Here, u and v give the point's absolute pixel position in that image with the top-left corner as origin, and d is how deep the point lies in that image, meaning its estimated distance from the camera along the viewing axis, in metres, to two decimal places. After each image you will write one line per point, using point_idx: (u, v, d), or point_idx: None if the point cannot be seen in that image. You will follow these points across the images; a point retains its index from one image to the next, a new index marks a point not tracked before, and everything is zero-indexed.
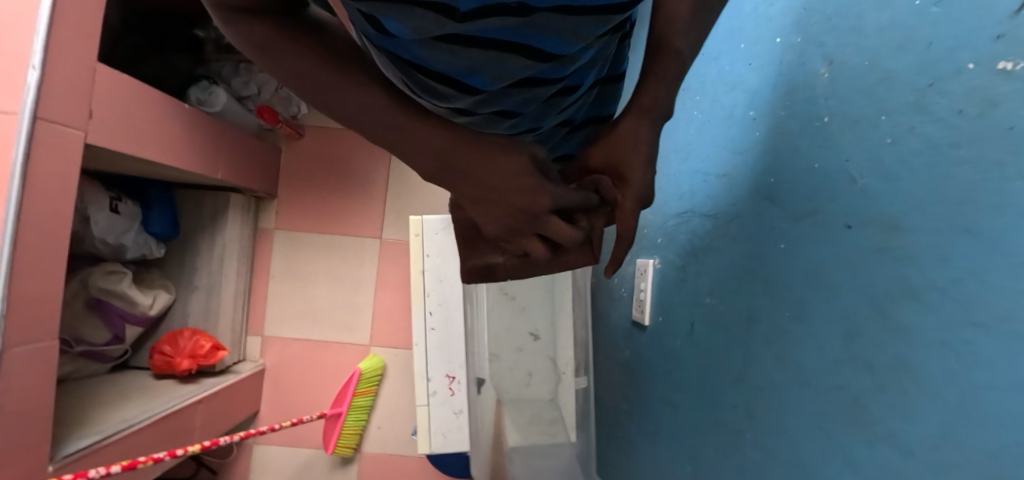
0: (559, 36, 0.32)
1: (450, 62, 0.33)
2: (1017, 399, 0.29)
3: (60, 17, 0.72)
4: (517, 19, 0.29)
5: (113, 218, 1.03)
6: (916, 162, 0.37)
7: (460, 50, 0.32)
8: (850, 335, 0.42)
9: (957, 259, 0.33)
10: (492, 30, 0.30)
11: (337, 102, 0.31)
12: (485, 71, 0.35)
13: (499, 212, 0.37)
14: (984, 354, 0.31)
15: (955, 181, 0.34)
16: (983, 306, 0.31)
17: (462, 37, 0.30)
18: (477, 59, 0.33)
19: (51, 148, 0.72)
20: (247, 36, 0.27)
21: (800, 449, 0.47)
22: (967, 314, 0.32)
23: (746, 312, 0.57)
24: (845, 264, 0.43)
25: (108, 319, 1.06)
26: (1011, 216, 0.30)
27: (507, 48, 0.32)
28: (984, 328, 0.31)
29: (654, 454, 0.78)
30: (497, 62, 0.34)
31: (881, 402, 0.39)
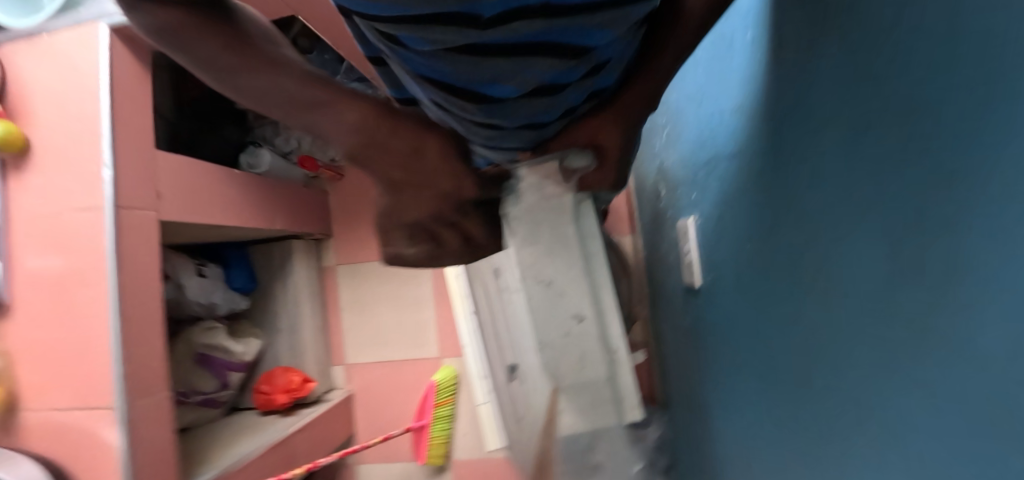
0: (586, 29, 0.33)
1: (475, 73, 0.35)
2: None
3: (117, 119, 0.84)
4: (538, 22, 0.31)
5: (201, 280, 1.18)
6: (917, 28, 0.31)
7: (483, 60, 0.33)
8: (893, 247, 0.36)
9: (976, 120, 0.27)
10: (514, 34, 0.31)
11: (250, 79, 0.45)
12: (509, 79, 0.35)
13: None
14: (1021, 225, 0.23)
15: (956, 28, 0.28)
16: (1010, 164, 0.24)
17: (486, 46, 0.32)
18: (500, 68, 0.34)
19: (133, 230, 0.84)
20: (162, 20, 0.41)
21: (868, 385, 0.41)
22: (996, 178, 0.25)
23: (788, 250, 0.52)
24: (872, 168, 0.38)
25: (213, 369, 1.19)
26: (1016, 43, 0.23)
27: (535, 53, 0.33)
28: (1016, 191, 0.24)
29: (731, 421, 0.73)
30: (521, 69, 0.34)
31: (937, 312, 0.32)
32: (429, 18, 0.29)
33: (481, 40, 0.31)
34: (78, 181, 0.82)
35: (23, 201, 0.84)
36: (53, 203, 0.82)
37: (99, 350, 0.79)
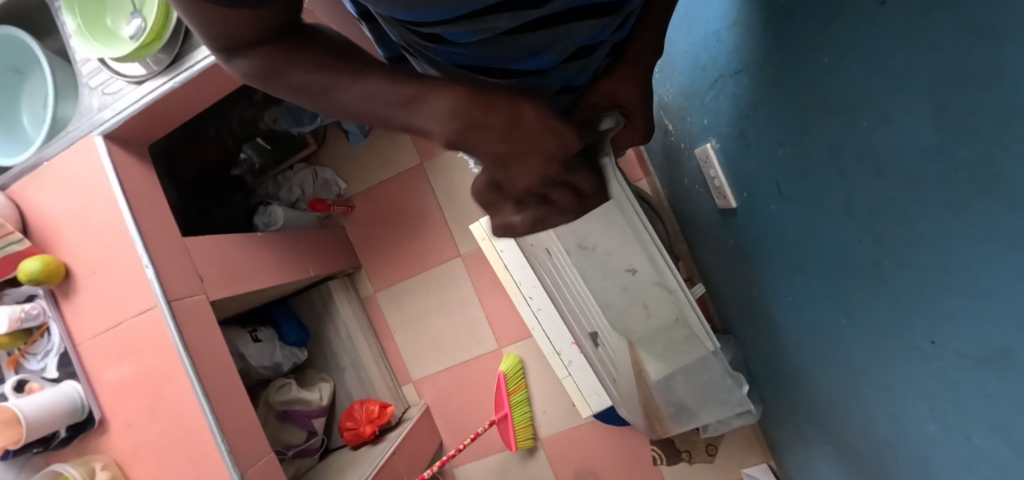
0: None
1: (516, 53, 0.37)
2: None
3: (140, 219, 0.86)
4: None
5: (259, 345, 1.22)
6: None
7: (525, 37, 0.35)
8: (939, 111, 0.37)
9: None
10: (557, 4, 0.33)
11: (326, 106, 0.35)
12: (549, 47, 0.37)
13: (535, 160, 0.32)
14: None
15: None
16: None
17: (529, 23, 0.34)
18: (541, 39, 0.36)
19: (190, 317, 0.87)
20: (251, 65, 0.29)
21: (941, 248, 0.42)
22: None
23: (825, 143, 0.52)
24: (898, 43, 0.38)
25: (297, 421, 1.24)
26: None
27: (572, 18, 0.35)
28: None
29: (803, 323, 0.75)
30: (559, 35, 0.36)
31: (1001, 161, 0.33)
32: (481, 10, 0.31)
33: (525, 19, 0.33)
34: (126, 287, 0.84)
35: (83, 321, 0.87)
36: (110, 316, 0.85)
37: (198, 436, 0.83)
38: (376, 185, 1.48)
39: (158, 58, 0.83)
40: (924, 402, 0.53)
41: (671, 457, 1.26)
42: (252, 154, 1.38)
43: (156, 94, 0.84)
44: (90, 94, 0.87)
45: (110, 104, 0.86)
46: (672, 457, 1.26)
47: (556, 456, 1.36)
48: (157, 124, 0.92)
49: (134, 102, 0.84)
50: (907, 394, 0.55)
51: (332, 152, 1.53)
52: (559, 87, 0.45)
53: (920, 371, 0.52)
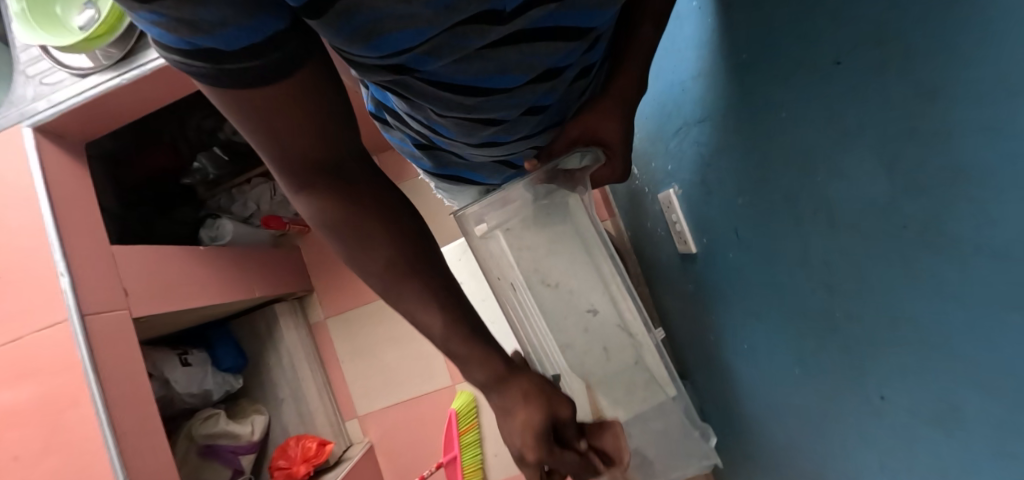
0: (587, 6, 0.36)
1: (482, 71, 0.37)
2: None
3: (62, 223, 0.78)
4: (551, 2, 0.32)
5: (188, 370, 1.12)
6: None
7: (491, 54, 0.35)
8: (890, 169, 0.38)
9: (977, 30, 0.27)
10: (528, 21, 0.33)
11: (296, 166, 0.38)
12: (516, 64, 0.38)
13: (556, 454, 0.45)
14: None
15: None
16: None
17: (499, 40, 0.34)
18: (509, 56, 0.36)
19: (106, 335, 0.78)
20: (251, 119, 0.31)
21: (892, 304, 0.42)
22: (998, 78, 0.27)
23: (782, 193, 0.53)
24: (852, 98, 0.39)
25: (221, 457, 1.13)
26: None
27: (539, 35, 0.35)
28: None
29: (758, 372, 0.74)
30: (526, 53, 0.37)
31: (949, 220, 0.34)
32: (448, 31, 0.30)
33: (495, 37, 0.33)
34: (33, 298, 0.75)
35: None
36: (11, 328, 0.75)
37: (98, 474, 0.72)
38: None
39: (108, 52, 0.78)
40: (875, 460, 0.52)
41: None
42: (207, 165, 1.28)
43: (100, 90, 0.79)
44: (26, 83, 0.81)
45: (46, 95, 0.79)
46: None
47: None
48: (98, 121, 0.86)
49: (75, 95, 0.78)
50: (861, 452, 0.55)
51: None
52: (527, 103, 0.46)
53: (872, 428, 0.51)
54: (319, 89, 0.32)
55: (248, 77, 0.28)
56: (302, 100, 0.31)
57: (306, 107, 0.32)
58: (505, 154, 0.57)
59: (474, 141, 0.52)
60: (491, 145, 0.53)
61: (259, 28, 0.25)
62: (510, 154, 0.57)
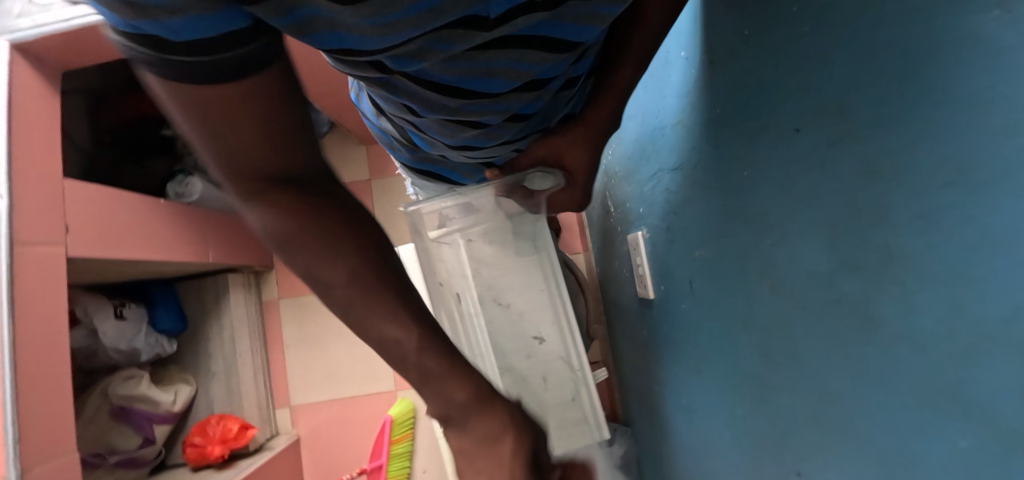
0: (576, 22, 0.38)
1: (467, 71, 0.39)
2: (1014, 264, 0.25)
3: (17, 146, 0.75)
4: (539, 12, 0.35)
5: (120, 324, 1.07)
6: (845, 40, 0.34)
7: (478, 55, 0.37)
8: (831, 243, 0.38)
9: (925, 123, 0.29)
10: (515, 28, 0.35)
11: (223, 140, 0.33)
12: (502, 70, 0.40)
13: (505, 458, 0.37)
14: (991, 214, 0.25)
15: (900, 37, 0.30)
16: (974, 164, 0.26)
17: (487, 43, 0.36)
18: (496, 60, 0.38)
19: (32, 269, 0.74)
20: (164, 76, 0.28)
21: (819, 379, 0.42)
22: (945, 169, 0.28)
23: (734, 252, 0.53)
24: (805, 167, 0.39)
25: (134, 423, 1.07)
26: (967, 54, 0.26)
27: (528, 44, 0.38)
28: (972, 185, 0.26)
29: (692, 430, 0.73)
30: (512, 60, 0.39)
31: (880, 301, 0.34)
32: (432, 29, 0.32)
33: (482, 40, 0.35)
34: None
35: None
36: None
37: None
38: None
39: None
40: None
41: None
42: None
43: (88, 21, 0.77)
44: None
45: (32, 15, 0.78)
46: None
47: None
48: (79, 52, 0.84)
49: (62, 22, 0.77)
50: None
51: None
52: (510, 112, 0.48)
53: None
54: (281, 95, 0.33)
55: (216, 69, 0.28)
56: (255, 100, 0.32)
57: (268, 111, 0.33)
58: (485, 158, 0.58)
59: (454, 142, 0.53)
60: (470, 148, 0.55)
61: (217, 21, 0.26)
62: (491, 158, 0.58)
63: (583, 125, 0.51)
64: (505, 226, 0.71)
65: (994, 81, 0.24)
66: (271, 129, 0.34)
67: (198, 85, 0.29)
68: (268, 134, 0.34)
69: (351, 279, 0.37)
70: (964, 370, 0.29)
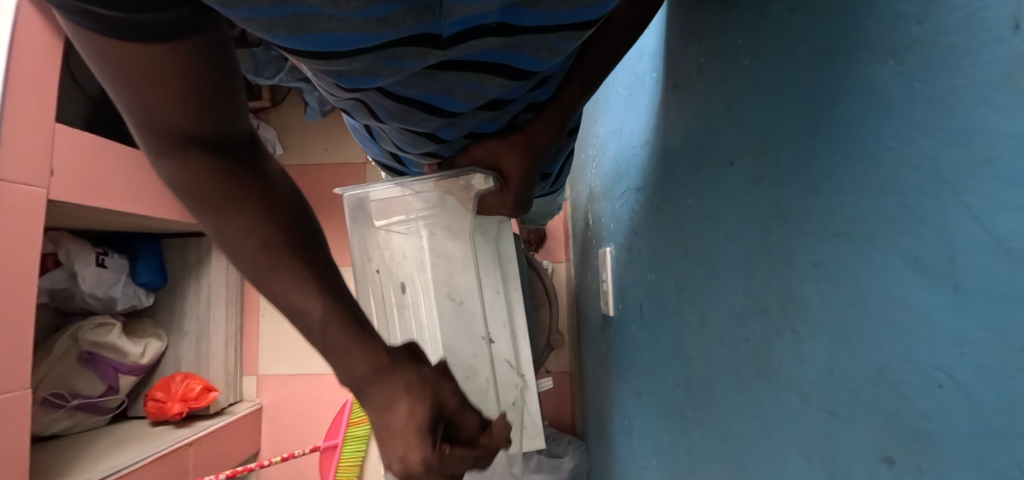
0: (533, 52, 0.40)
1: (426, 86, 0.42)
2: (887, 328, 0.24)
3: (12, 85, 0.77)
4: (493, 38, 0.36)
5: (100, 272, 1.09)
6: (772, 78, 0.33)
7: (434, 74, 0.40)
8: (748, 280, 0.37)
9: (830, 168, 0.28)
10: (468, 50, 0.37)
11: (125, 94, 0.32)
12: (459, 89, 0.43)
13: (402, 436, 0.37)
14: (883, 270, 0.24)
15: (816, 82, 0.29)
16: (867, 215, 0.25)
17: (442, 65, 0.38)
18: (453, 79, 0.41)
19: (10, 206, 0.76)
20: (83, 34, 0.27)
21: (726, 417, 0.42)
22: (837, 219, 0.27)
23: (675, 281, 0.52)
24: (735, 199, 0.39)
25: (99, 370, 1.09)
26: (865, 102, 0.25)
27: (485, 67, 0.40)
28: (859, 239, 0.26)
29: (629, 453, 0.73)
30: (468, 80, 0.42)
31: (777, 345, 0.34)
32: (382, 48, 0.33)
33: (436, 61, 0.37)
34: None
35: None
36: None
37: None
38: (309, 165, 1.42)
39: None
40: None
41: None
42: None
43: None
44: None
45: None
46: None
47: None
48: None
49: None
50: None
51: (283, 115, 1.44)
52: (470, 128, 0.51)
53: None
54: (203, 66, 0.32)
55: (129, 33, 0.27)
56: (173, 71, 0.30)
57: (187, 79, 0.31)
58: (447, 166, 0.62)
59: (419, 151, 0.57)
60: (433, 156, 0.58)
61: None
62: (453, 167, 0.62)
63: (523, 134, 0.53)
64: (446, 220, 0.72)
65: (884, 131, 0.24)
66: (188, 96, 0.32)
67: (111, 35, 0.27)
68: (183, 96, 0.32)
69: (261, 243, 0.38)
70: (834, 426, 0.28)
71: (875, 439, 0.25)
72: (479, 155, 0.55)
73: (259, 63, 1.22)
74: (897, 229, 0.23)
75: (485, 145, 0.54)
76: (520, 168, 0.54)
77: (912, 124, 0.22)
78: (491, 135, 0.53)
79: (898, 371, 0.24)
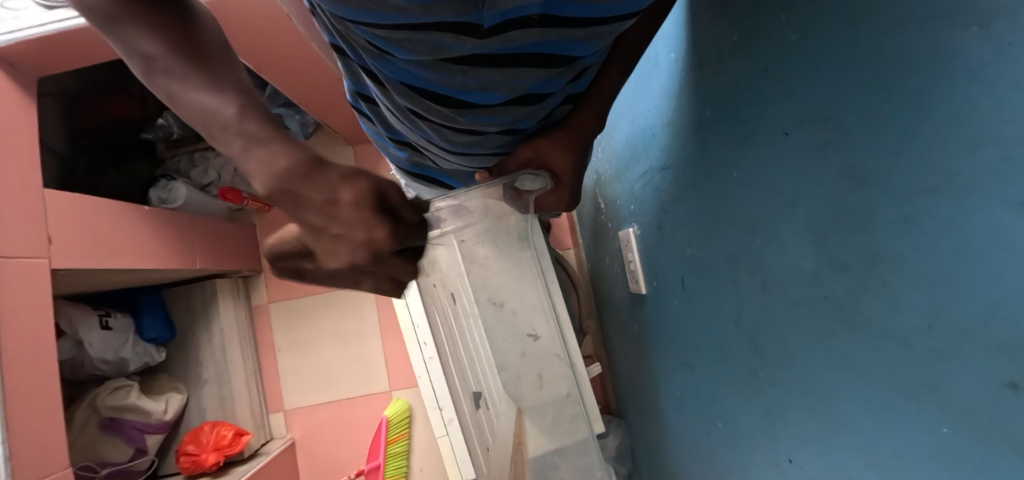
0: (571, 42, 0.41)
1: (463, 81, 0.43)
2: (993, 272, 0.26)
3: None
4: (533, 28, 0.37)
5: (107, 334, 1.05)
6: (829, 48, 0.36)
7: (472, 69, 0.41)
8: (821, 245, 0.41)
9: (911, 130, 0.30)
10: (507, 43, 0.38)
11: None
12: (495, 85, 0.44)
13: (353, 220, 0.35)
14: (985, 221, 0.26)
15: (883, 46, 0.31)
16: (961, 170, 0.27)
17: (478, 58, 0.39)
18: (490, 75, 0.42)
19: (15, 282, 0.73)
20: None
21: (813, 370, 0.45)
22: (927, 179, 0.30)
23: (725, 251, 0.55)
24: (796, 168, 0.41)
25: (124, 434, 1.05)
26: (941, 66, 0.28)
27: (524, 60, 0.41)
28: (952, 193, 0.28)
29: (684, 422, 0.76)
30: (504, 75, 0.42)
31: (866, 301, 0.37)
32: (427, 29, 0.35)
33: (474, 51, 0.38)
34: None
35: None
36: None
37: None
38: None
39: None
40: None
41: None
42: (172, 123, 1.27)
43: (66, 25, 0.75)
44: None
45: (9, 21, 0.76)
46: None
47: None
48: (59, 57, 0.81)
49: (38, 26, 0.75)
50: None
51: None
52: (505, 125, 0.53)
53: None
54: None
55: None
56: None
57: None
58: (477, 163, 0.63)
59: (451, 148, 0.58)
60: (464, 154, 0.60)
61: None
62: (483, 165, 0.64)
63: (568, 130, 0.53)
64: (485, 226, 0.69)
65: (961, 90, 0.27)
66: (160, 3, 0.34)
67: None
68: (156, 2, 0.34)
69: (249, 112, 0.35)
70: (944, 364, 0.31)
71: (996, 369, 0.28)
72: (528, 155, 0.53)
73: None
74: (987, 176, 0.26)
75: (534, 145, 0.53)
76: (573, 163, 0.53)
77: (996, 79, 0.25)
78: (524, 129, 0.55)
79: (1010, 308, 0.26)
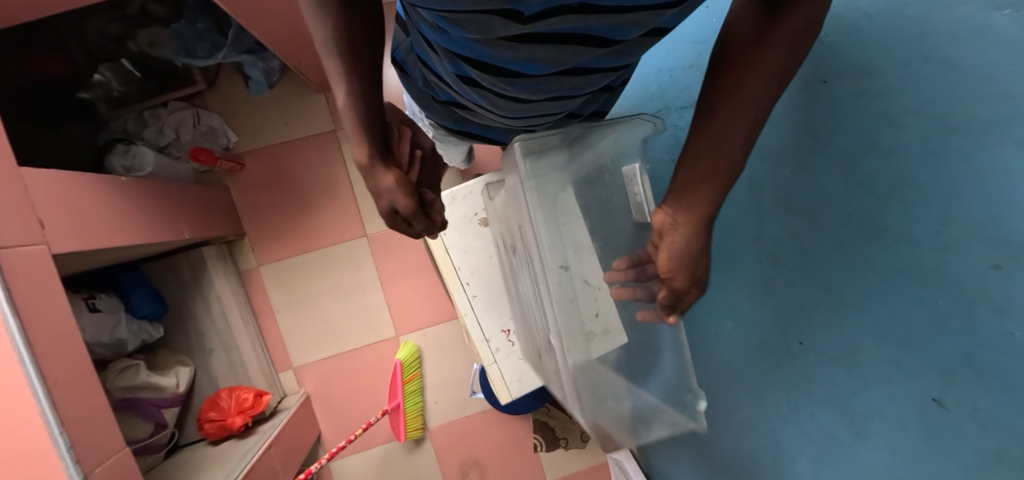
0: (615, 25, 0.39)
1: (511, 54, 0.42)
2: (993, 184, 0.39)
3: None
4: (573, 15, 0.36)
5: (97, 317, 0.99)
6: (878, 27, 0.52)
7: (520, 45, 0.40)
8: (848, 174, 0.53)
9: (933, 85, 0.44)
10: (550, 26, 0.37)
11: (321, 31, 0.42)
12: (541, 58, 0.43)
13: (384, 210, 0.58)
14: (993, 151, 0.39)
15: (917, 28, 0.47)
16: (971, 112, 0.41)
17: (525, 36, 0.38)
18: (537, 50, 0.41)
19: (23, 272, 0.67)
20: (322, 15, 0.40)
21: (829, 272, 0.57)
22: (942, 124, 0.44)
23: (753, 178, 0.68)
24: (830, 109, 0.56)
25: (142, 411, 1.04)
26: (971, 42, 0.42)
27: (569, 39, 0.40)
28: (964, 130, 0.42)
29: (697, 327, 0.90)
30: (551, 51, 0.42)
31: (886, 214, 0.49)
32: (474, 11, 0.35)
33: (522, 31, 0.38)
34: None
35: None
36: None
37: (12, 429, 0.63)
38: (272, 147, 1.31)
39: None
40: (783, 392, 0.69)
41: (551, 444, 1.38)
42: (111, 79, 1.14)
43: None
44: None
45: None
46: (552, 443, 1.38)
47: (442, 447, 1.38)
48: None
49: None
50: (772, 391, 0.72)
51: (222, 98, 1.30)
52: (556, 93, 0.53)
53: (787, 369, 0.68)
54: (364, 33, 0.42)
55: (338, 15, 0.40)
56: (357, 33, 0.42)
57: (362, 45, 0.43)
58: (528, 125, 0.65)
59: (501, 113, 0.59)
60: (514, 118, 0.61)
61: None
62: (532, 126, 0.66)
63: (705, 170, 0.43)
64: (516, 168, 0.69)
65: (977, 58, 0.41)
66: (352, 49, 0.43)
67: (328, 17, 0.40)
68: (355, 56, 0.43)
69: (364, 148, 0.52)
70: (945, 255, 0.44)
71: (979, 255, 0.41)
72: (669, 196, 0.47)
73: (186, 41, 1.13)
74: (999, 113, 0.39)
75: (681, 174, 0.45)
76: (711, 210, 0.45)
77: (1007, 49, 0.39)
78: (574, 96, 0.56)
79: (1004, 210, 0.39)
